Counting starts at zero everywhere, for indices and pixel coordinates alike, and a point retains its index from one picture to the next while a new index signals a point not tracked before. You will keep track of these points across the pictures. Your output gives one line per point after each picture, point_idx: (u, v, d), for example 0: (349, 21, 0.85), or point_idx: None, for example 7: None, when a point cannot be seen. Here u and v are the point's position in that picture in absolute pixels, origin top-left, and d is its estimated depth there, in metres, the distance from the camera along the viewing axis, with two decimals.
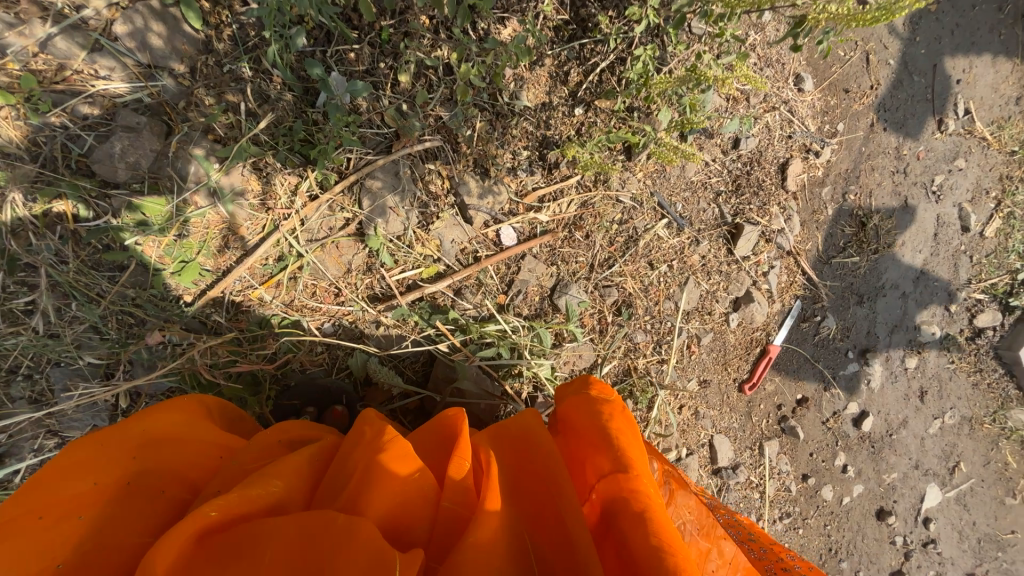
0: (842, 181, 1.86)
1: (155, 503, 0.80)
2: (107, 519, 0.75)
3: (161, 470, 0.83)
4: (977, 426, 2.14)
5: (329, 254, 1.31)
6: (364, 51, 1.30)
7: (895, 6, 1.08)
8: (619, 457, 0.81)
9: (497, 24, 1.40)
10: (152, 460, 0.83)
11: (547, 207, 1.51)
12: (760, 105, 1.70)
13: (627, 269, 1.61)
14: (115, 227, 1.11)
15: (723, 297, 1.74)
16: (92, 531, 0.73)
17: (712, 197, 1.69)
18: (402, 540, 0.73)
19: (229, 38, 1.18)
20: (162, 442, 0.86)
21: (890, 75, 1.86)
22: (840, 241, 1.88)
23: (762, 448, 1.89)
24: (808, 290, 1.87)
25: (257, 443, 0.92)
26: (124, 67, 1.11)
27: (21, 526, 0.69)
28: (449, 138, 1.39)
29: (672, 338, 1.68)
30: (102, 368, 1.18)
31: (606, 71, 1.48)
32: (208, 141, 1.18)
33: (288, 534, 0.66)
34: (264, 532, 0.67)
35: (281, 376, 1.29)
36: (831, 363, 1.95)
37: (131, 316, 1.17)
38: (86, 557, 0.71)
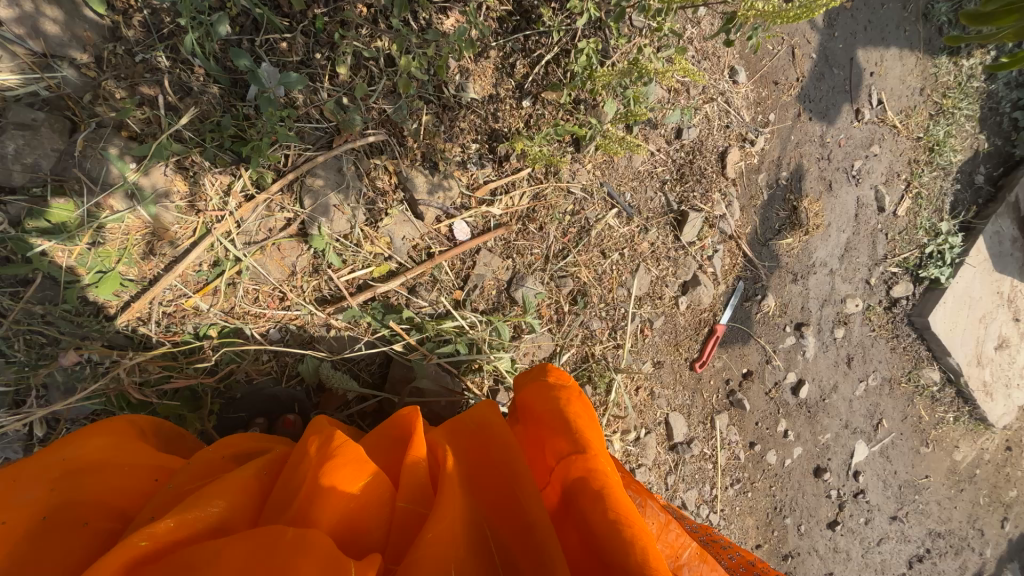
0: (775, 168, 1.98)
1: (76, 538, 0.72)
2: (22, 560, 0.68)
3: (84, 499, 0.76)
4: (896, 386, 2.38)
5: (270, 257, 1.24)
6: (296, 40, 1.23)
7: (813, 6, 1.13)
8: (576, 439, 0.83)
9: (438, 13, 1.36)
10: (75, 489, 0.76)
11: (499, 200, 1.51)
12: (699, 96, 1.77)
13: (580, 259, 1.64)
14: (15, 236, 1.01)
15: (672, 282, 1.81)
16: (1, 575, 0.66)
17: (658, 186, 1.75)
18: (359, 546, 0.71)
19: (140, 24, 1.07)
20: (84, 471, 0.79)
21: (813, 67, 2.00)
22: (775, 224, 2.01)
23: (713, 421, 2.01)
24: (749, 271, 1.99)
25: (197, 461, 0.87)
26: (13, 56, 1.00)
27: None
28: (394, 131, 1.35)
29: (626, 323, 1.74)
30: (10, 394, 1.06)
31: (552, 63, 1.48)
32: (122, 138, 1.08)
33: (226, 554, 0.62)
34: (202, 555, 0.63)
35: (224, 389, 1.21)
36: (771, 337, 2.09)
37: (41, 335, 1.06)
38: None
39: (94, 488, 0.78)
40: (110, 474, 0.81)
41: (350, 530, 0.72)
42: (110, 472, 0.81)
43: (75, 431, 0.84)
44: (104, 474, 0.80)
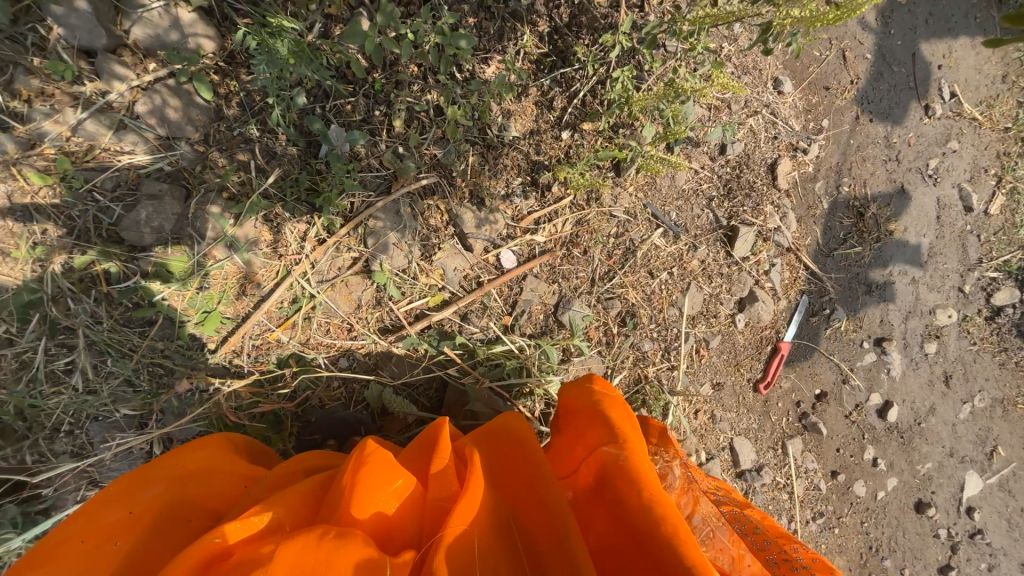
0: (834, 175, 1.88)
1: (182, 531, 0.85)
2: (141, 547, 0.81)
3: (189, 498, 0.89)
4: (1011, 408, 2.07)
5: (339, 293, 1.38)
6: (359, 102, 1.40)
7: (855, 4, 1.09)
8: (613, 429, 0.88)
9: (480, 64, 1.49)
10: (186, 491, 0.90)
11: (543, 229, 1.57)
12: (742, 110, 1.74)
13: (627, 280, 1.65)
14: (143, 286, 1.21)
15: (727, 299, 1.75)
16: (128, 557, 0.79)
17: (704, 203, 1.73)
18: (396, 542, 0.80)
19: (237, 103, 1.30)
20: (192, 478, 0.93)
21: (869, 68, 1.90)
22: (839, 233, 1.89)
23: (785, 447, 1.87)
24: (813, 284, 1.87)
25: (276, 471, 1.00)
26: (146, 141, 1.24)
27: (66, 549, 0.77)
28: (444, 173, 1.47)
29: (679, 344, 1.70)
30: (137, 418, 1.25)
31: (588, 95, 1.55)
32: (223, 199, 1.28)
33: (282, 551, 0.70)
34: (264, 552, 0.74)
35: (302, 413, 1.35)
36: (846, 355, 1.93)
37: (161, 367, 1.24)
38: None
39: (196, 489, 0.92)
40: (208, 479, 0.95)
41: (397, 526, 0.81)
42: (208, 477, 0.95)
43: (187, 443, 0.99)
44: (202, 476, 0.94)
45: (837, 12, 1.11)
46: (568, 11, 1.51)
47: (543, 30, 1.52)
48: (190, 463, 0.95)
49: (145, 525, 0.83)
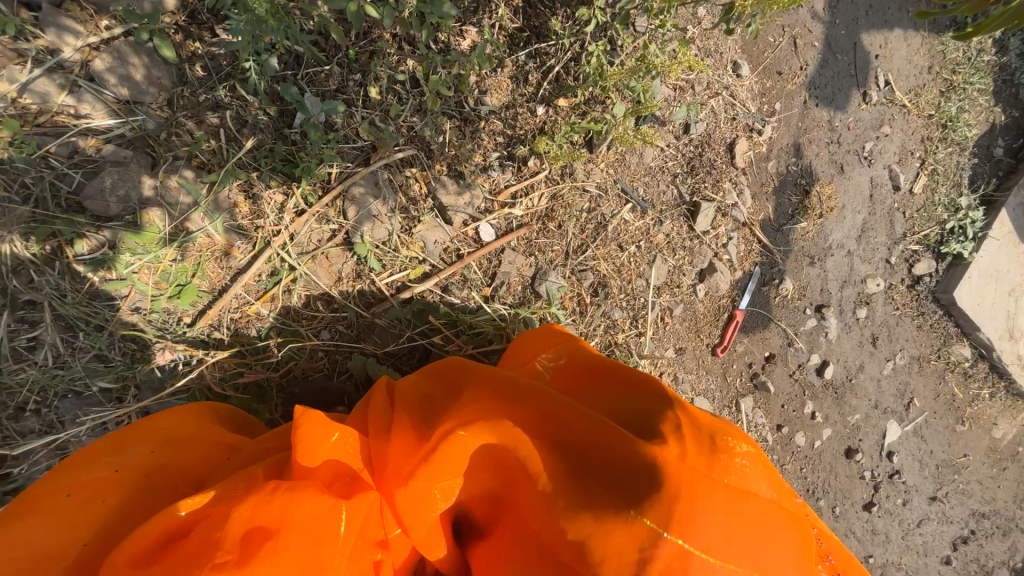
0: (785, 155, 2.03)
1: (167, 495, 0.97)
2: (126, 505, 0.93)
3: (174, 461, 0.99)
4: (926, 364, 2.37)
5: (320, 265, 1.38)
6: (332, 71, 1.38)
7: None
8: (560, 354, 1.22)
9: (456, 36, 1.50)
10: (165, 458, 0.99)
11: (520, 203, 1.62)
12: (704, 91, 1.84)
13: (599, 252, 1.74)
14: (112, 257, 1.16)
15: (689, 270, 1.89)
16: (112, 513, 0.91)
17: (670, 180, 1.83)
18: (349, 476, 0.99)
19: (202, 68, 1.26)
20: (172, 442, 1.01)
21: (817, 55, 2.05)
22: (788, 209, 2.06)
23: (738, 404, 2.06)
24: (765, 256, 2.04)
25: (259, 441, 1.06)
26: (103, 104, 1.18)
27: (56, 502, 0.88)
28: (422, 145, 1.48)
29: (646, 312, 1.82)
30: (113, 393, 1.21)
31: (562, 71, 1.60)
32: (192, 168, 1.24)
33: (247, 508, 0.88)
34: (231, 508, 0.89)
35: (286, 383, 1.35)
36: (792, 320, 2.13)
37: (134, 342, 1.21)
38: (109, 533, 0.90)
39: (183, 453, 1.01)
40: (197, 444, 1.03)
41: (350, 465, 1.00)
42: (189, 443, 1.03)
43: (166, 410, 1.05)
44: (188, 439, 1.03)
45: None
46: None
47: (517, 4, 1.54)
48: (170, 429, 1.02)
49: (127, 484, 0.94)
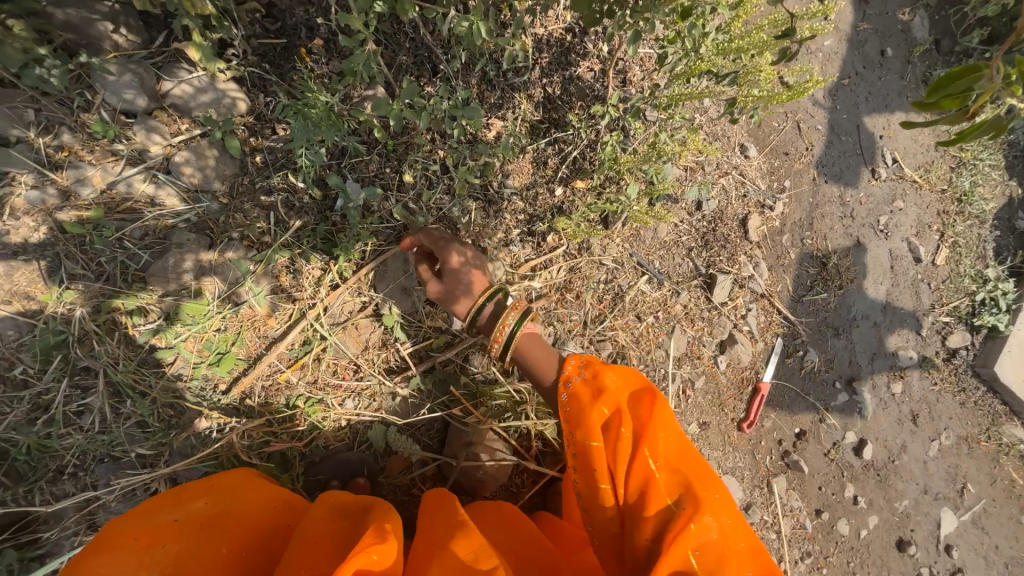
0: (799, 228, 2.09)
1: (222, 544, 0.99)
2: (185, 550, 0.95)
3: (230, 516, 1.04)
4: (975, 445, 2.21)
5: (349, 335, 1.46)
6: (373, 160, 1.55)
7: (802, 87, 1.27)
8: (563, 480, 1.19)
9: (484, 129, 1.67)
10: (219, 508, 1.04)
11: (539, 276, 1.70)
12: (714, 172, 1.95)
13: (616, 323, 1.77)
14: (165, 327, 1.27)
15: (709, 341, 1.89)
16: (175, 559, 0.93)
17: (685, 253, 1.90)
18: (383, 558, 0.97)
19: (262, 162, 1.44)
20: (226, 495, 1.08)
21: (822, 137, 2.17)
22: (806, 280, 2.07)
23: (770, 485, 1.94)
24: (786, 327, 2.03)
25: (311, 514, 1.09)
26: (175, 194, 1.35)
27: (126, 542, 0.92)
28: (449, 225, 1.62)
29: (666, 384, 1.80)
30: (146, 458, 1.27)
31: (579, 157, 1.74)
32: (243, 247, 1.38)
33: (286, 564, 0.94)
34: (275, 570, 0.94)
35: (309, 452, 1.39)
36: (821, 394, 2.06)
37: (172, 408, 1.28)
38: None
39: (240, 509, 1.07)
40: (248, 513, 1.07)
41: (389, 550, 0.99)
42: (240, 498, 1.10)
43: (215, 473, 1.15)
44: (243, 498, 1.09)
45: (789, 92, 1.30)
46: (561, 86, 1.73)
47: (539, 101, 1.72)
48: (223, 482, 1.11)
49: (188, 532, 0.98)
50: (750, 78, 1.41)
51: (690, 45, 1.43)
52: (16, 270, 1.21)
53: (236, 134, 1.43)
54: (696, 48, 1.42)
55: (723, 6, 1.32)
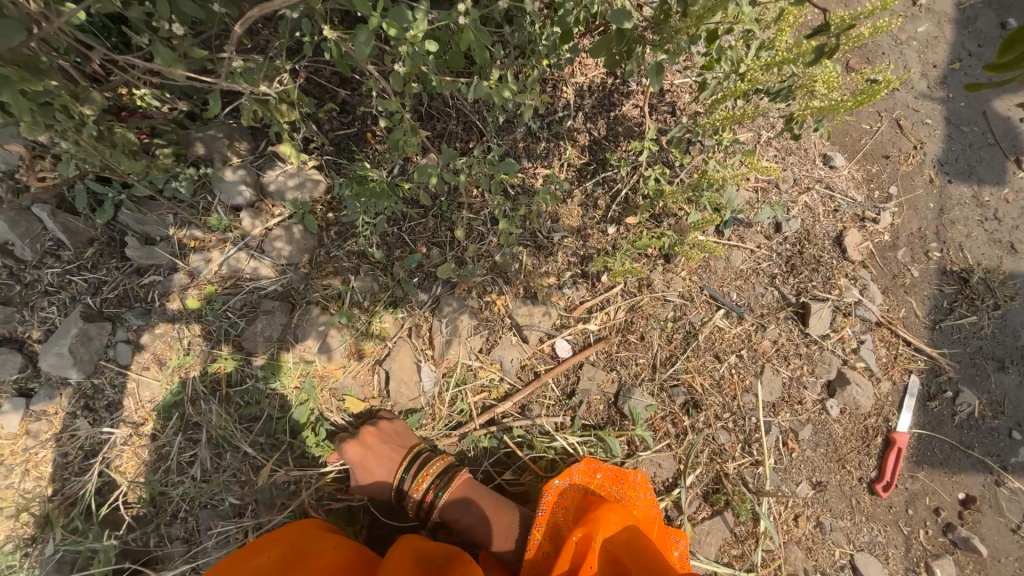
0: (918, 240, 1.72)
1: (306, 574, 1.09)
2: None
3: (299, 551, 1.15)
4: None
5: (410, 387, 1.54)
6: (430, 221, 1.65)
7: (874, 89, 1.13)
8: None
9: (530, 178, 1.69)
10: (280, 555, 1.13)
11: (596, 317, 1.62)
12: (792, 188, 1.71)
13: (691, 366, 1.59)
14: (253, 387, 1.44)
15: (811, 383, 1.59)
16: None
17: (767, 282, 1.66)
18: None
19: (333, 233, 1.62)
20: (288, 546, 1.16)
21: (934, 131, 1.80)
22: (942, 302, 1.68)
23: (930, 569, 1.52)
24: (922, 361, 1.63)
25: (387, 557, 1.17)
26: (265, 267, 1.56)
27: None
28: (500, 274, 1.63)
29: (761, 435, 1.54)
30: (237, 506, 1.38)
31: (630, 193, 1.67)
32: (317, 310, 1.54)
33: None
34: None
35: (372, 507, 1.46)
36: (991, 448, 1.60)
37: (260, 459, 1.41)
38: None
39: (312, 549, 1.17)
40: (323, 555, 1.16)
41: None
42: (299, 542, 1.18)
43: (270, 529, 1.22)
44: (312, 540, 1.19)
45: (859, 97, 1.16)
46: (605, 126, 1.71)
47: (583, 143, 1.71)
48: (284, 534, 1.19)
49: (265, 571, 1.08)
50: (806, 89, 1.30)
51: (730, 65, 1.37)
52: (154, 344, 1.45)
53: (316, 213, 1.63)
54: (736, 67, 1.37)
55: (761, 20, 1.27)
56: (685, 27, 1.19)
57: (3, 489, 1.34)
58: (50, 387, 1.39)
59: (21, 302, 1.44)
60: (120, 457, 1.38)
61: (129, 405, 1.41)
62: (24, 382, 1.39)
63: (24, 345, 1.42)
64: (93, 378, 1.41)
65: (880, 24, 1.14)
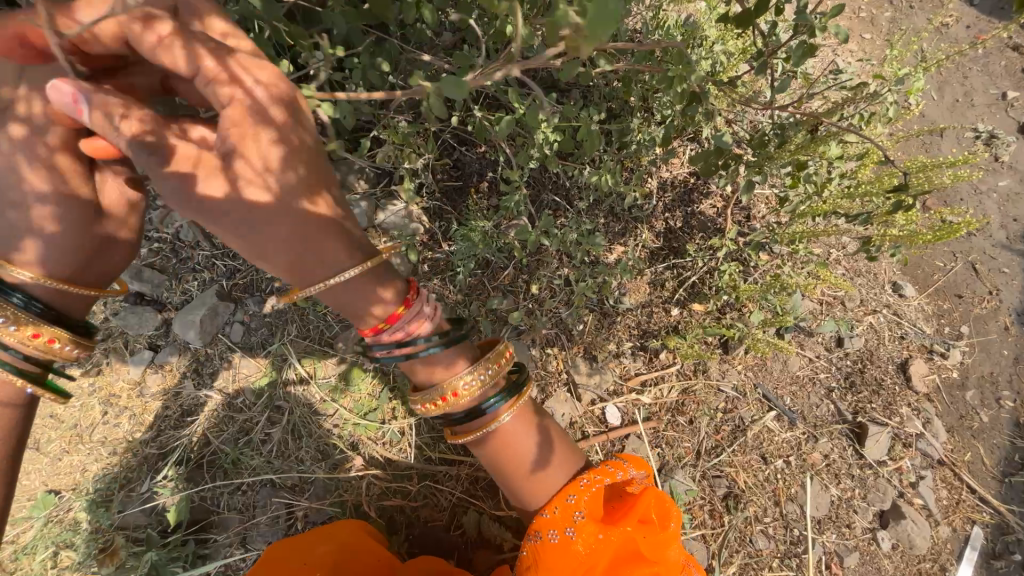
0: (989, 385, 1.70)
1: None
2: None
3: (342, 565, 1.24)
4: None
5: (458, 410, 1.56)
6: (511, 271, 1.81)
7: (954, 229, 1.29)
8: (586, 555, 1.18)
9: (607, 250, 1.84)
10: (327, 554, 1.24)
11: (649, 390, 1.70)
12: (858, 308, 1.77)
13: (736, 460, 1.60)
14: (333, 385, 1.60)
15: (862, 508, 1.55)
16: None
17: (823, 393, 1.68)
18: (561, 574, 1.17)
19: (428, 266, 1.84)
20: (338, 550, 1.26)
21: (1011, 280, 1.83)
22: (1012, 454, 1.62)
23: None
24: (987, 513, 1.55)
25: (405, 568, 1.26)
26: None
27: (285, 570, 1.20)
28: (565, 331, 1.77)
29: (802, 550, 1.51)
30: (292, 491, 1.51)
31: (698, 282, 1.78)
32: None
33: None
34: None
35: (411, 522, 1.50)
36: None
37: (322, 453, 1.54)
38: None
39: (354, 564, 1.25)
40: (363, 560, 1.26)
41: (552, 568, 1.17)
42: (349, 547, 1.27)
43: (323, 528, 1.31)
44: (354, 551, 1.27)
45: (939, 232, 1.31)
46: (682, 218, 1.86)
47: (660, 230, 1.86)
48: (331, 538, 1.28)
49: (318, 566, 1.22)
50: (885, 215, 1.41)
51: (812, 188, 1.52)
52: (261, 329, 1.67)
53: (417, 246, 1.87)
54: (818, 190, 1.51)
55: (844, 159, 1.47)
56: (780, 155, 1.38)
57: (112, 425, 1.57)
58: (173, 347, 1.63)
59: (172, 274, 1.67)
60: (211, 421, 1.57)
61: (228, 377, 1.62)
62: (155, 338, 1.65)
63: (163, 308, 1.66)
64: (208, 347, 1.64)
65: (960, 175, 1.37)
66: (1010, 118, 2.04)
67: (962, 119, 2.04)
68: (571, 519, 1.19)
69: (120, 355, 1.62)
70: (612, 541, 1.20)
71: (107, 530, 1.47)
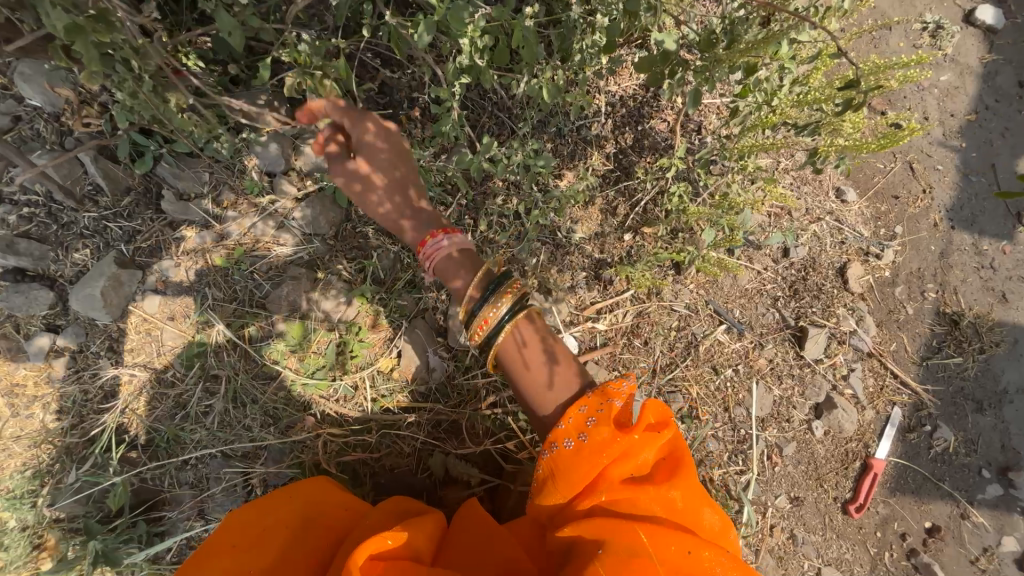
0: (916, 280, 1.80)
1: (317, 541, 1.05)
2: (283, 552, 1.01)
3: (311, 522, 1.08)
4: None
5: (413, 351, 1.54)
6: (456, 207, 1.68)
7: (898, 136, 1.18)
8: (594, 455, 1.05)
9: (556, 176, 1.72)
10: (282, 515, 1.07)
11: (604, 318, 1.70)
12: (803, 217, 1.78)
13: (688, 374, 1.67)
14: (274, 349, 1.48)
15: (800, 403, 1.67)
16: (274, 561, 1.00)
17: (769, 303, 1.74)
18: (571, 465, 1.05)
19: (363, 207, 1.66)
20: (304, 518, 1.08)
21: (942, 178, 1.87)
22: (931, 341, 1.76)
23: None
24: (906, 395, 1.71)
25: (377, 509, 1.11)
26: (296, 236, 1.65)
27: (225, 551, 1.00)
28: (517, 266, 1.69)
29: (748, 447, 1.63)
30: (244, 459, 1.45)
31: (649, 203, 1.72)
32: (341, 281, 1.56)
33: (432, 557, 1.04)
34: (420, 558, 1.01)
35: (376, 471, 1.49)
36: (962, 484, 1.69)
37: (273, 418, 1.47)
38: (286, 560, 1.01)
39: (324, 520, 1.10)
40: (326, 520, 1.09)
41: (564, 461, 1.06)
42: (319, 505, 1.12)
43: (290, 484, 1.14)
44: (325, 505, 1.11)
45: (883, 141, 1.20)
46: (632, 136, 1.74)
47: (609, 151, 1.74)
48: (296, 501, 1.10)
49: (287, 530, 1.05)
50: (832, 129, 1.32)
51: (763, 96, 1.40)
52: (180, 296, 1.50)
53: None
54: (770, 99, 1.38)
55: (797, 59, 1.33)
56: (730, 59, 1.25)
57: (23, 417, 1.42)
58: (78, 325, 1.45)
59: (56, 242, 1.48)
60: (140, 399, 1.45)
61: (151, 351, 1.47)
62: (53, 318, 1.45)
63: (55, 283, 1.48)
64: (119, 322, 1.47)
65: (910, 74, 1.23)
66: (958, 6, 1.96)
67: (911, 9, 1.95)
68: (583, 426, 1.08)
69: (14, 341, 1.43)
70: (621, 441, 1.05)
71: (45, 522, 1.39)
